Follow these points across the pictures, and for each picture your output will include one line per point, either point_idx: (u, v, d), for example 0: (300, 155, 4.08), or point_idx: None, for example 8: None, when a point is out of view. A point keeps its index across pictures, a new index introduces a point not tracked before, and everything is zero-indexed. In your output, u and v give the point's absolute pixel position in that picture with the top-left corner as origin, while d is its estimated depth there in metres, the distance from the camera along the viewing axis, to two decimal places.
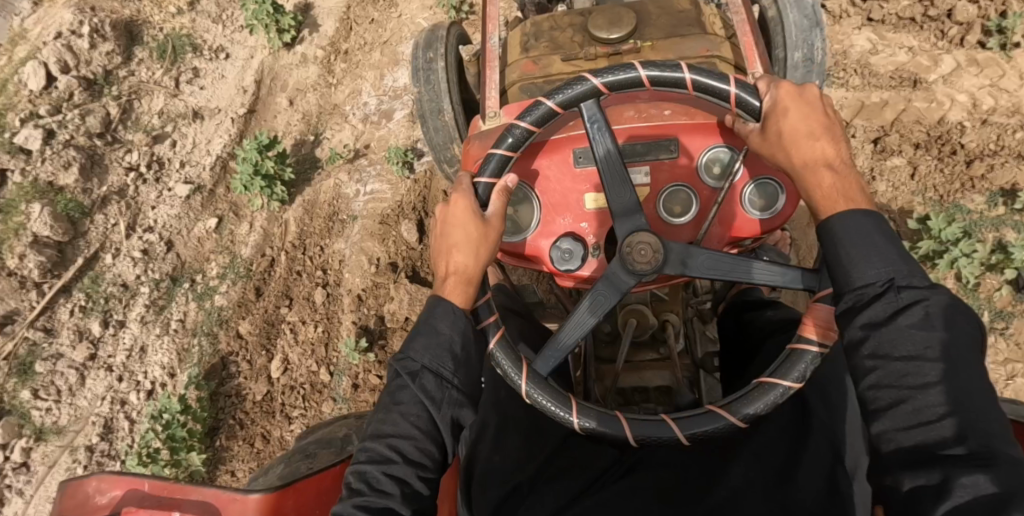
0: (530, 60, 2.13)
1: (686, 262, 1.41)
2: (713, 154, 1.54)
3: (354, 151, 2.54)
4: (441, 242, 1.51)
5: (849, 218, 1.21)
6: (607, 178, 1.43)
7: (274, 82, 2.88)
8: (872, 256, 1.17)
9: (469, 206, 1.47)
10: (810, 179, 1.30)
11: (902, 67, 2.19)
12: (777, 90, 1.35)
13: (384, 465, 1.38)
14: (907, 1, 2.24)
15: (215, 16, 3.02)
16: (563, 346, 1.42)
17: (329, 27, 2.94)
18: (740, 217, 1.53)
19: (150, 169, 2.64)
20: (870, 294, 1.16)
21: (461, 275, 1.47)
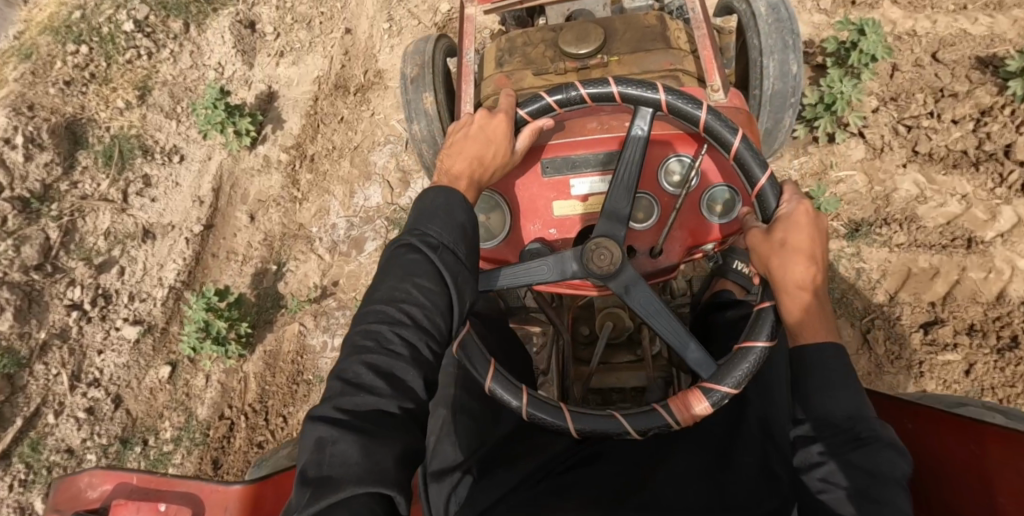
0: (503, 77, 1.88)
1: (629, 289, 1.31)
2: (673, 161, 1.43)
3: (320, 290, 2.26)
4: (462, 143, 1.39)
5: (827, 350, 1.15)
6: (614, 181, 1.35)
7: (234, 191, 2.57)
8: (844, 394, 1.12)
9: (509, 125, 1.39)
10: (794, 306, 1.18)
11: (954, 222, 1.82)
12: (797, 204, 1.23)
13: (395, 325, 1.12)
14: (958, 132, 1.90)
15: (168, 111, 2.72)
16: (495, 281, 1.36)
17: (294, 123, 2.63)
18: (698, 222, 1.44)
19: (95, 305, 2.36)
20: (830, 424, 1.11)
21: (475, 183, 1.35)
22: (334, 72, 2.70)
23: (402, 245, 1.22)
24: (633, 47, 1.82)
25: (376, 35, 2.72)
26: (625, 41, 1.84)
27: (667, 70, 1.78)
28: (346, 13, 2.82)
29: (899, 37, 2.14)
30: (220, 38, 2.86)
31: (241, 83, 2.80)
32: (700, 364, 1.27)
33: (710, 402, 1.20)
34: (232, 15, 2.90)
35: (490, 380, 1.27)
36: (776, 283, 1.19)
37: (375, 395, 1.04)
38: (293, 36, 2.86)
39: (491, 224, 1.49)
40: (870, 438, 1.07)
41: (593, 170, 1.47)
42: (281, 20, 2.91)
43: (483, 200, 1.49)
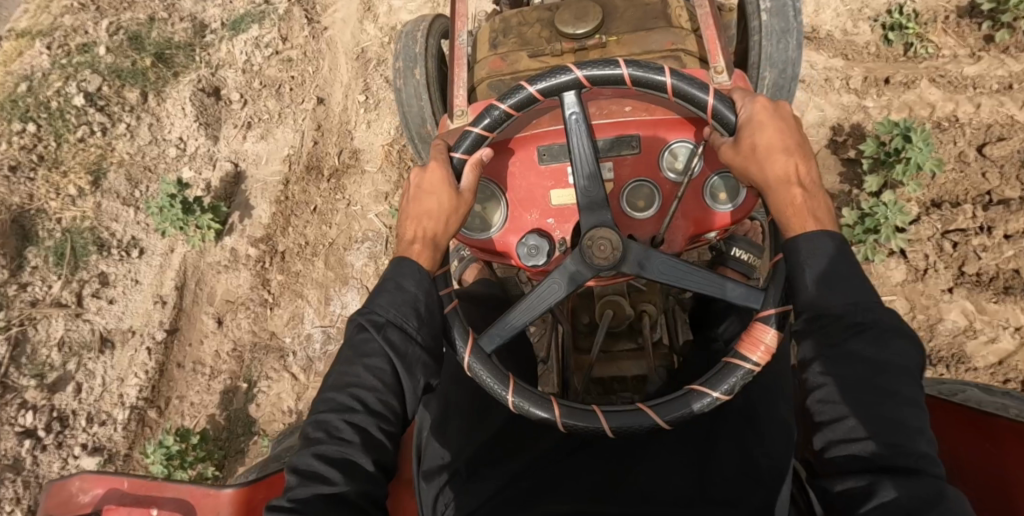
0: (498, 58, 1.80)
1: (643, 265, 1.20)
2: (676, 147, 1.35)
3: (297, 415, 2.07)
4: (410, 207, 1.31)
5: (815, 236, 1.06)
6: (578, 155, 1.24)
7: (200, 289, 2.34)
8: (837, 277, 1.02)
9: (444, 167, 1.29)
10: (777, 197, 1.13)
11: (1009, 359, 1.63)
12: (754, 104, 1.17)
13: (346, 413, 1.15)
14: (1011, 250, 1.69)
15: (126, 197, 2.47)
16: (510, 327, 1.23)
17: (263, 211, 2.38)
18: (704, 212, 1.34)
19: (50, 431, 2.15)
20: (834, 319, 1.00)
21: (429, 240, 1.28)
22: (306, 150, 2.44)
23: (356, 324, 1.23)
24: (634, 25, 1.72)
25: (350, 107, 2.45)
26: (626, 19, 1.75)
27: (669, 49, 1.68)
28: (318, 80, 2.56)
29: (940, 126, 1.93)
30: (181, 109, 2.60)
31: (205, 162, 2.54)
32: (749, 296, 1.17)
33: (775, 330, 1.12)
34: (194, 82, 2.64)
35: (560, 416, 1.12)
36: (758, 184, 1.15)
37: (328, 483, 1.06)
38: (262, 105, 2.61)
39: (490, 225, 1.43)
40: (869, 329, 0.98)
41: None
42: (248, 87, 2.65)
43: (475, 213, 1.44)
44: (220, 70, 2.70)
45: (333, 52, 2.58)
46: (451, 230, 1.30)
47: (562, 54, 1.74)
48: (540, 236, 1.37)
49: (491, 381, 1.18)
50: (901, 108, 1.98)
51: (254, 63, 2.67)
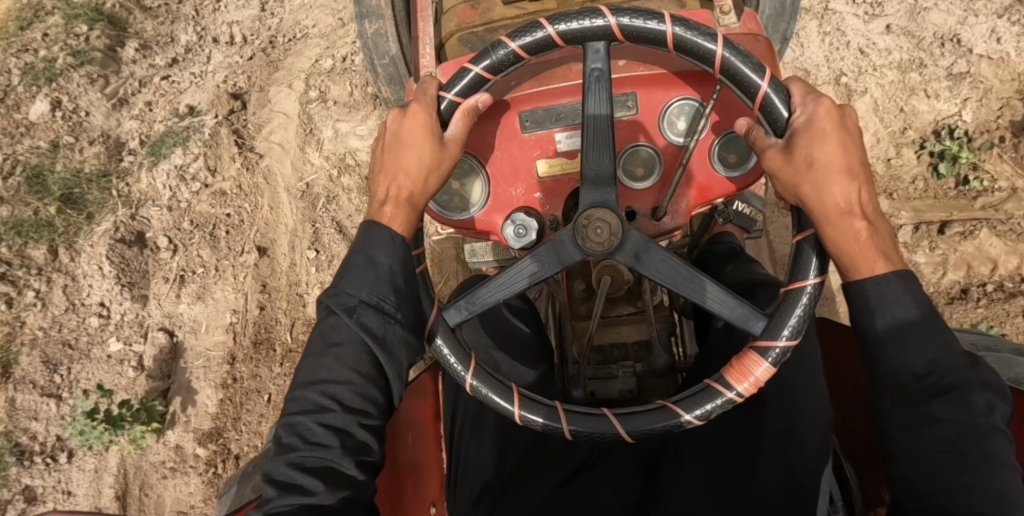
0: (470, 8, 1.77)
1: (639, 257, 1.14)
2: (679, 106, 1.29)
3: None
4: (386, 160, 1.24)
5: (888, 282, 1.00)
6: (590, 129, 1.16)
7: (146, 496, 2.01)
8: (918, 332, 0.97)
9: (426, 116, 1.20)
10: (835, 225, 1.04)
11: None
12: (817, 107, 1.07)
13: (318, 414, 1.15)
14: None
15: (44, 385, 2.09)
16: (481, 301, 1.18)
17: (207, 398, 2.04)
18: (710, 178, 1.31)
19: None
20: (909, 378, 0.98)
21: (404, 201, 1.22)
22: (252, 316, 2.07)
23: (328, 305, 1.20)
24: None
25: (299, 264, 2.09)
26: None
27: None
28: (258, 222, 2.16)
29: (1005, 289, 1.68)
30: (97, 267, 2.19)
31: (135, 330, 2.15)
32: (748, 318, 1.11)
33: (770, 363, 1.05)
34: (110, 232, 2.22)
35: (519, 408, 1.10)
36: (814, 210, 1.06)
37: (307, 494, 1.10)
38: (195, 255, 2.20)
39: (470, 205, 1.35)
40: (954, 394, 0.96)
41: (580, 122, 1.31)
42: (175, 228, 2.24)
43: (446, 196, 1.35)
44: (142, 208, 2.28)
45: (272, 187, 2.16)
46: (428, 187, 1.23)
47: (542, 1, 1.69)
48: (528, 213, 1.31)
49: (486, 389, 1.12)
50: (958, 265, 1.71)
51: (181, 198, 2.25)
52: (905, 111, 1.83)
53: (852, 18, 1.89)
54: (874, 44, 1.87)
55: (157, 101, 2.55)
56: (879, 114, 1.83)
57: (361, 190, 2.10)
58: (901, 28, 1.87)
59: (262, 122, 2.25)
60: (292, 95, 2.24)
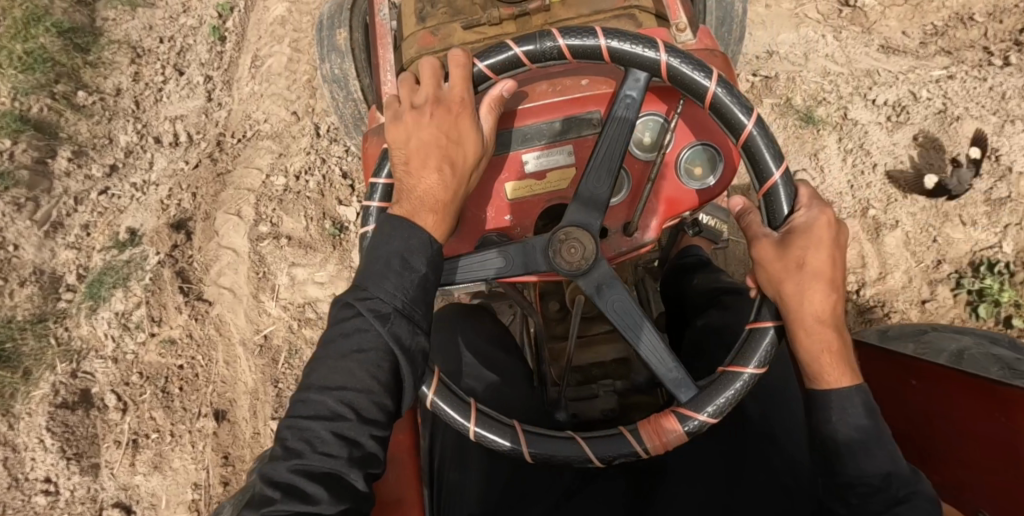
0: (427, 32, 1.58)
1: (601, 289, 1.11)
2: (643, 120, 1.20)
3: None
4: (420, 146, 1.11)
5: (849, 395, 1.03)
6: (598, 153, 1.12)
7: None
8: (874, 450, 1.00)
9: (467, 102, 1.11)
10: (810, 337, 1.04)
11: None
12: (818, 214, 1.06)
13: (332, 421, 0.98)
14: None
15: None
16: None
17: None
18: (680, 192, 1.21)
19: None
20: (869, 486, 0.99)
21: (443, 197, 1.09)
22: (215, 494, 1.90)
23: (343, 305, 1.04)
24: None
25: (263, 433, 1.89)
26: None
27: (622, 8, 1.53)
28: (214, 379, 1.94)
29: None
30: (38, 440, 1.95)
31: (87, 507, 1.95)
32: (678, 383, 1.08)
33: (686, 432, 1.04)
34: (49, 397, 1.99)
35: (528, 447, 1.05)
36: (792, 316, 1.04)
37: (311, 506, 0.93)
38: (147, 418, 1.97)
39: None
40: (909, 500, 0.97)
41: (547, 142, 1.22)
42: (123, 384, 2.00)
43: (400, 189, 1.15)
44: (84, 362, 2.05)
45: (227, 339, 1.94)
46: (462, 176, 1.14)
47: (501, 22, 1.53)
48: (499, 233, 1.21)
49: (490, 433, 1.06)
50: None
51: (126, 350, 2.01)
52: (938, 241, 1.65)
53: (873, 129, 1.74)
54: (900, 159, 1.70)
55: (97, 222, 2.30)
56: (910, 249, 1.66)
57: None
58: (930, 140, 1.71)
59: (208, 262, 1.99)
60: (243, 228, 1.99)
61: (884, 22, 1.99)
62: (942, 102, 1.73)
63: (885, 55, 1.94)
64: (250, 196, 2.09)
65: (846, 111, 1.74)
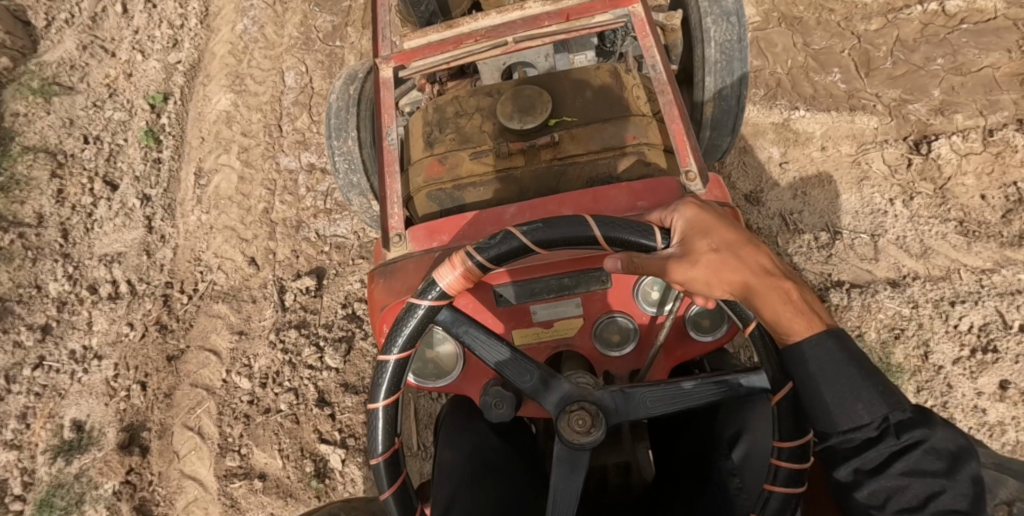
0: (435, 160, 1.51)
1: (578, 465, 0.94)
2: (649, 278, 1.10)
3: None
4: (716, 274, 0.91)
5: (821, 343, 0.89)
6: (676, 386, 0.97)
7: None
8: (864, 392, 0.88)
9: (751, 278, 0.91)
10: (712, 278, 0.91)
11: None
12: (687, 218, 0.95)
13: None
14: None
15: None
16: (465, 331, 1.01)
17: None
18: (687, 346, 1.13)
19: None
20: (861, 438, 0.88)
21: (726, 247, 0.92)
22: None
23: None
24: (587, 118, 1.48)
25: None
26: (577, 107, 1.49)
27: (629, 145, 1.43)
28: None
29: None
30: None
31: None
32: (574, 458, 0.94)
33: None
34: None
35: None
36: (748, 294, 0.91)
37: None
38: None
39: (444, 373, 1.13)
40: None
41: (555, 295, 1.12)
42: None
43: (421, 325, 0.97)
44: None
45: None
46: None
47: (510, 155, 1.47)
48: (503, 383, 1.04)
49: None
50: None
51: None
52: None
53: (957, 376, 1.45)
54: (981, 413, 1.42)
55: (36, 409, 1.98)
56: None
57: None
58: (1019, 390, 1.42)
59: (171, 494, 1.71)
60: (207, 458, 1.69)
61: (960, 179, 1.71)
62: None
63: (966, 241, 1.62)
64: (209, 404, 1.76)
65: (928, 352, 1.46)
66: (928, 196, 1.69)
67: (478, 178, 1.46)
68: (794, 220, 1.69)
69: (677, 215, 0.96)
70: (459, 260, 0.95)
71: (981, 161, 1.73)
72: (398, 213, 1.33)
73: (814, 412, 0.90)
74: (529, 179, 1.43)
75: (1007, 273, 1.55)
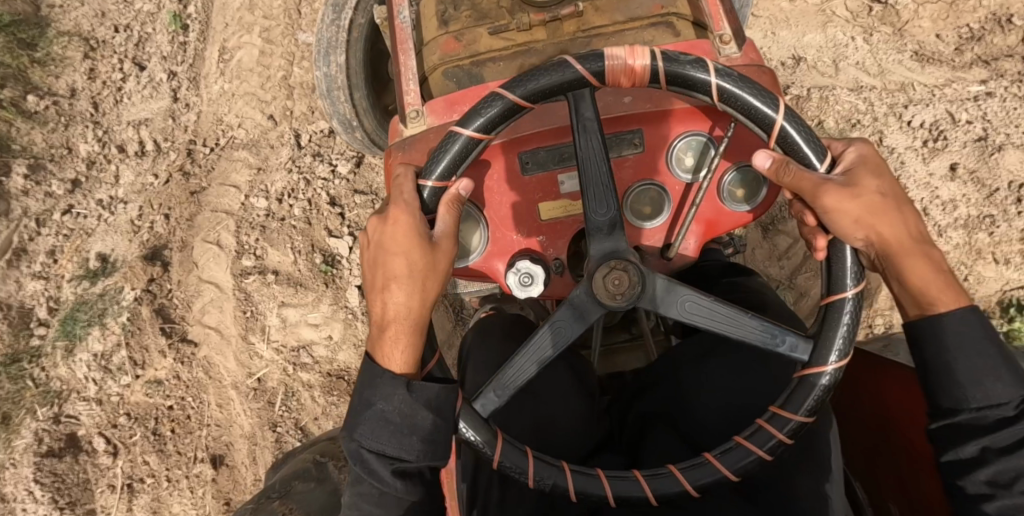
0: (451, 37, 1.37)
1: (583, 316, 1.00)
2: (685, 143, 1.13)
3: None
4: (872, 217, 0.95)
5: (965, 317, 0.92)
6: (727, 308, 0.99)
7: None
8: (1001, 370, 0.90)
9: (903, 238, 0.96)
10: (865, 218, 0.95)
11: None
12: (859, 162, 0.99)
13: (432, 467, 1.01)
14: None
15: None
16: (585, 144, 1.01)
17: None
18: (719, 213, 1.16)
19: None
20: (994, 416, 0.90)
21: (892, 201, 0.97)
22: None
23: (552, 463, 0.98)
24: None
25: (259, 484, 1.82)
26: None
27: (656, 16, 1.32)
28: (208, 423, 1.87)
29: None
30: (27, 492, 1.85)
31: None
32: (586, 311, 1.00)
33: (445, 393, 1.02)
34: (33, 447, 1.88)
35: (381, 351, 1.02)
36: (886, 243, 0.96)
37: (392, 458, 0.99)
38: (140, 462, 1.89)
39: (467, 252, 1.18)
40: None
41: None
42: (111, 426, 1.90)
43: (558, 85, 0.98)
44: (66, 406, 1.93)
45: (217, 381, 1.88)
46: (384, 369, 0.99)
47: (530, 29, 1.33)
48: (534, 257, 1.16)
49: (378, 279, 1.05)
50: None
51: (110, 392, 1.91)
52: (969, 279, 1.59)
53: (910, 158, 1.66)
54: (934, 188, 1.62)
55: (65, 246, 2.13)
56: None
57: (324, 387, 1.82)
58: (969, 173, 1.63)
59: (190, 296, 1.92)
60: (223, 261, 1.91)
61: (916, 22, 1.81)
62: (983, 126, 1.66)
63: (921, 64, 1.77)
64: (228, 222, 1.94)
65: (882, 134, 1.66)
66: (886, 35, 1.82)
67: (498, 53, 1.33)
68: (762, 52, 1.85)
69: (853, 157, 1.00)
70: (638, 54, 0.96)
71: (936, 9, 1.81)
72: (414, 93, 1.28)
73: (945, 382, 0.92)
74: (551, 53, 1.31)
75: (957, 86, 1.72)
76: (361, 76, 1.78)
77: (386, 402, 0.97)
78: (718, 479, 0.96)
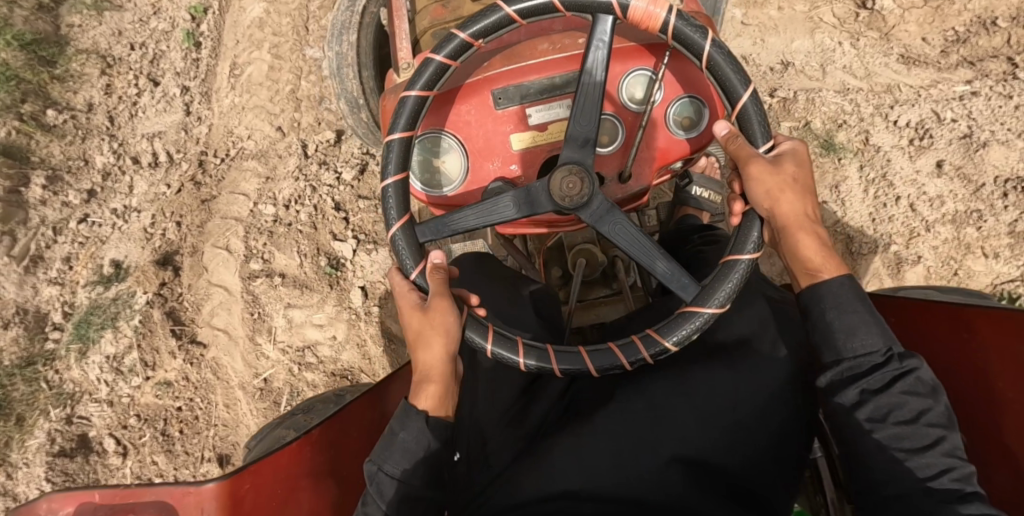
0: (439, 4, 1.44)
1: (529, 204, 1.07)
2: (636, 76, 1.16)
3: None
4: (776, 190, 1.04)
5: (843, 283, 1.04)
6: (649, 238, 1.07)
7: None
8: (869, 327, 1.01)
9: (801, 219, 1.06)
10: (774, 190, 1.04)
11: None
12: (792, 154, 1.08)
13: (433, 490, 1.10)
14: None
15: None
16: (596, 63, 1.06)
17: None
18: (669, 142, 1.19)
19: None
20: (868, 364, 1.01)
21: (804, 191, 1.07)
22: None
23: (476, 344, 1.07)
24: None
25: None
26: None
27: None
28: (215, 423, 1.95)
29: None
30: (38, 490, 1.91)
31: None
32: (532, 201, 1.07)
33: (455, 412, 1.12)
34: (45, 447, 1.93)
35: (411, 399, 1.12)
36: (779, 220, 1.06)
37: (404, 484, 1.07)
38: (149, 462, 1.94)
39: (444, 182, 1.21)
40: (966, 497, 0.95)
41: (547, 95, 1.17)
42: (121, 427, 1.96)
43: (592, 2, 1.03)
44: (79, 407, 1.99)
45: (225, 382, 1.96)
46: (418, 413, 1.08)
47: None
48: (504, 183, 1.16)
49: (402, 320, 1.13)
50: None
51: (121, 393, 1.97)
52: (959, 274, 1.71)
53: (897, 156, 1.77)
54: (921, 186, 1.74)
55: (79, 254, 2.19)
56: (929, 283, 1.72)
57: (328, 386, 1.93)
58: (954, 169, 1.74)
59: (200, 300, 1.99)
60: (232, 264, 1.99)
61: (903, 27, 1.85)
62: (968, 125, 1.75)
63: (907, 67, 1.83)
64: (238, 227, 2.01)
65: (867, 135, 1.78)
66: (874, 39, 1.86)
67: None
68: (752, 60, 1.90)
69: (782, 145, 1.10)
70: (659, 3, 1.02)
71: (922, 14, 1.84)
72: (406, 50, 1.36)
73: (823, 337, 1.04)
74: None
75: (942, 86, 1.80)
76: (369, 57, 1.88)
77: (407, 433, 1.08)
78: (581, 370, 1.04)
